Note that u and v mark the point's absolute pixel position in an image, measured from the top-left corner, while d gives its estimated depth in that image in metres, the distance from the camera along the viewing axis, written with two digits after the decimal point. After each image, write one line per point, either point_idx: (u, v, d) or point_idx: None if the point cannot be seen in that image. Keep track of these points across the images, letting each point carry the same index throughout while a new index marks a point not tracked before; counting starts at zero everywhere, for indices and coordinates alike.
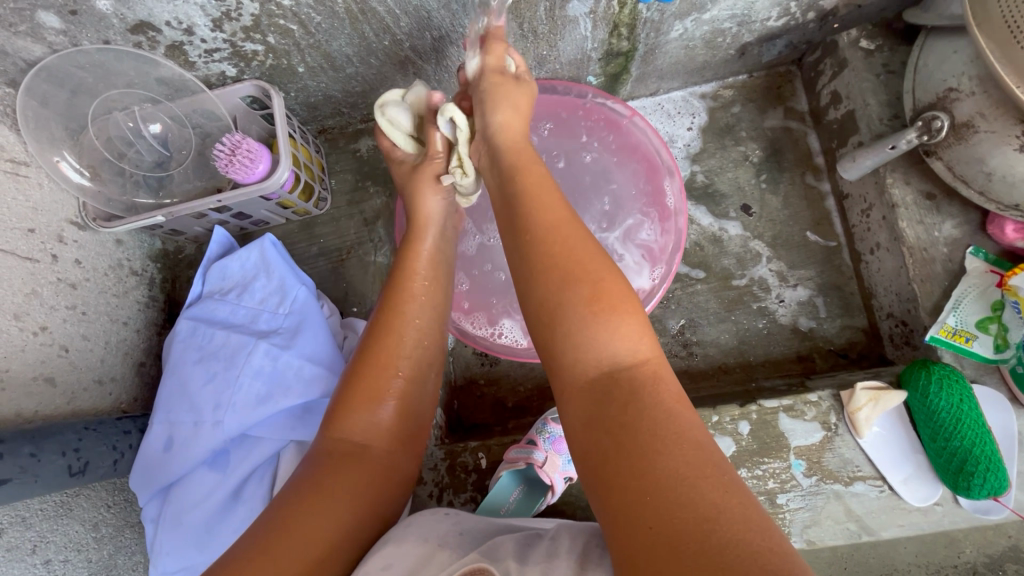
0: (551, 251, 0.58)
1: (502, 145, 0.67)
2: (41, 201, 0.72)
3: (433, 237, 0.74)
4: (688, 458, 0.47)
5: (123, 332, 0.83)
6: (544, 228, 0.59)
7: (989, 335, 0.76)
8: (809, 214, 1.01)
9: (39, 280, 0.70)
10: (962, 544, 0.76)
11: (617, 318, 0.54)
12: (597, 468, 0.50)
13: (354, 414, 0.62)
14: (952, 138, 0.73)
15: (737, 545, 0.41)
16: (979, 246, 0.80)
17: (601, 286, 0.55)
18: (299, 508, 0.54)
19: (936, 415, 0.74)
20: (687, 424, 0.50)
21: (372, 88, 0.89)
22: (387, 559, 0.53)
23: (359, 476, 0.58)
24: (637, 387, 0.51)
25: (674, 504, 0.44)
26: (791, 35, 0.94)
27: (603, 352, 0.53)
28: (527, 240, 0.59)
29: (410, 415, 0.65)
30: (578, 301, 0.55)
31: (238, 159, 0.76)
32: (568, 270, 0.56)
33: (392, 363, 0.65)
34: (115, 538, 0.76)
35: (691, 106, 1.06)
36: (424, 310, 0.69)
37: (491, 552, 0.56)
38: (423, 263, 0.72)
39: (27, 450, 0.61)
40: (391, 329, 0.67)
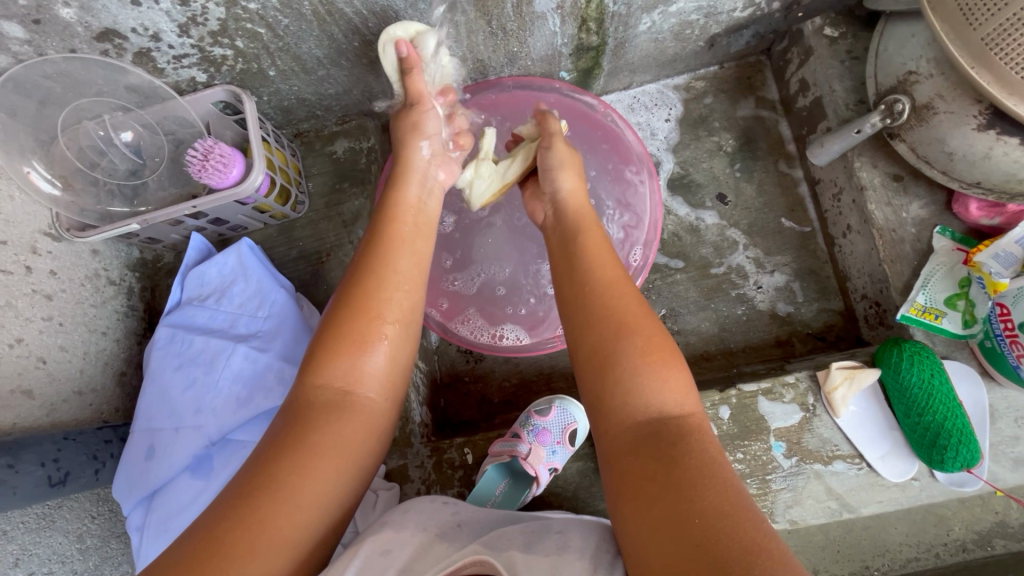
0: (605, 305, 0.62)
1: (567, 207, 0.74)
2: (13, 213, 0.72)
3: (414, 188, 0.75)
4: (728, 496, 0.49)
5: (102, 342, 0.83)
6: (600, 288, 0.63)
7: (957, 311, 0.78)
8: (783, 201, 1.02)
9: (13, 292, 0.70)
10: (951, 522, 0.76)
11: (666, 369, 0.58)
12: (637, 488, 0.52)
13: (336, 361, 0.60)
14: (914, 120, 0.75)
15: None
16: (946, 225, 0.82)
17: (653, 340, 0.59)
18: (291, 470, 0.53)
19: (909, 390, 0.75)
20: (726, 470, 0.52)
21: (345, 90, 0.90)
22: (386, 545, 0.56)
23: (342, 430, 0.57)
24: (684, 433, 0.54)
25: (717, 535, 0.45)
26: (757, 25, 0.96)
27: (653, 398, 0.56)
28: (582, 302, 0.63)
29: (397, 366, 0.64)
30: (632, 350, 0.58)
31: (211, 164, 0.76)
32: (622, 322, 0.60)
33: (376, 309, 0.63)
34: (100, 549, 0.76)
35: (667, 99, 1.07)
36: (408, 255, 0.68)
37: (493, 543, 0.57)
38: (404, 213, 0.72)
39: (5, 461, 0.61)
40: (378, 275, 0.65)
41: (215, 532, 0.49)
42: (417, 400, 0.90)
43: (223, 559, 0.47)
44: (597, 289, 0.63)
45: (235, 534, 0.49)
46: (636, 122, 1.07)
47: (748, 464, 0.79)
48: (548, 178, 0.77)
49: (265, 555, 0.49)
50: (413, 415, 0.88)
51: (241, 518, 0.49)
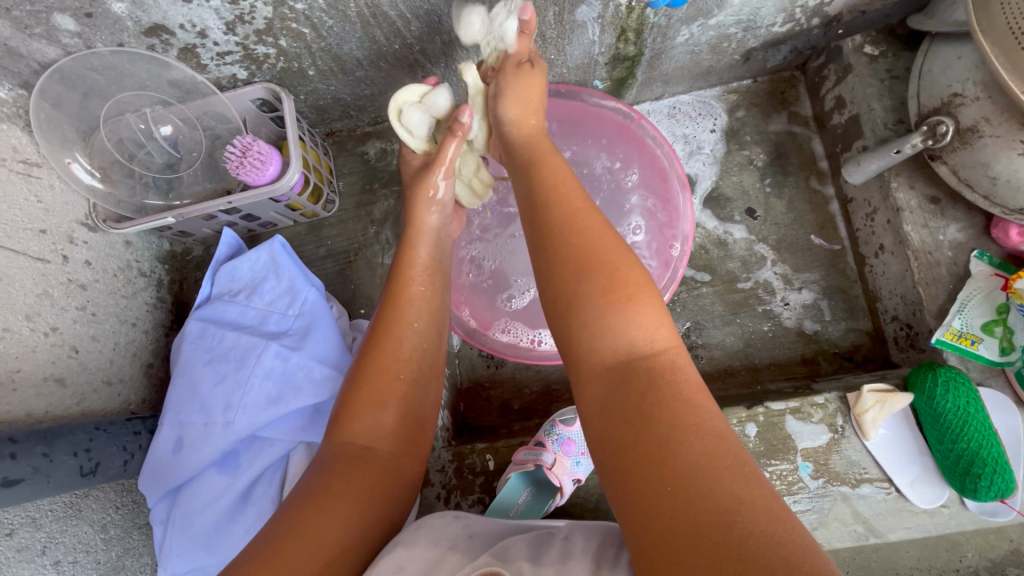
0: (568, 242, 0.59)
1: (512, 135, 0.72)
2: (53, 202, 0.72)
3: (427, 246, 0.75)
4: (702, 445, 0.47)
5: (132, 333, 0.83)
6: (561, 222, 0.61)
7: (994, 338, 0.77)
8: (813, 218, 1.01)
9: (49, 281, 0.71)
10: (964, 548, 0.77)
11: (633, 307, 0.55)
12: (615, 453, 0.51)
13: (357, 418, 0.62)
14: (957, 143, 0.74)
15: (759, 537, 0.41)
16: (983, 250, 0.81)
17: (617, 275, 0.57)
18: (313, 516, 0.53)
19: (943, 416, 0.74)
20: (705, 413, 0.50)
21: (381, 92, 0.90)
22: (399, 562, 0.53)
23: (365, 479, 0.58)
24: (656, 375, 0.52)
25: (696, 492, 0.44)
26: (794, 41, 0.95)
27: (621, 340, 0.54)
28: (545, 241, 0.61)
29: (414, 418, 0.65)
30: (594, 292, 0.56)
31: (249, 161, 0.76)
32: (586, 260, 0.58)
33: (392, 366, 0.65)
34: (123, 539, 0.76)
35: (712, 109, 1.07)
36: (423, 316, 0.70)
37: (502, 554, 0.56)
38: (421, 269, 0.73)
39: (40, 450, 0.61)
40: (392, 334, 0.67)
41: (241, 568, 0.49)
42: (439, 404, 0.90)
43: None
44: (558, 225, 0.61)
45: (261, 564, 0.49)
46: (682, 134, 1.06)
47: (774, 483, 0.78)
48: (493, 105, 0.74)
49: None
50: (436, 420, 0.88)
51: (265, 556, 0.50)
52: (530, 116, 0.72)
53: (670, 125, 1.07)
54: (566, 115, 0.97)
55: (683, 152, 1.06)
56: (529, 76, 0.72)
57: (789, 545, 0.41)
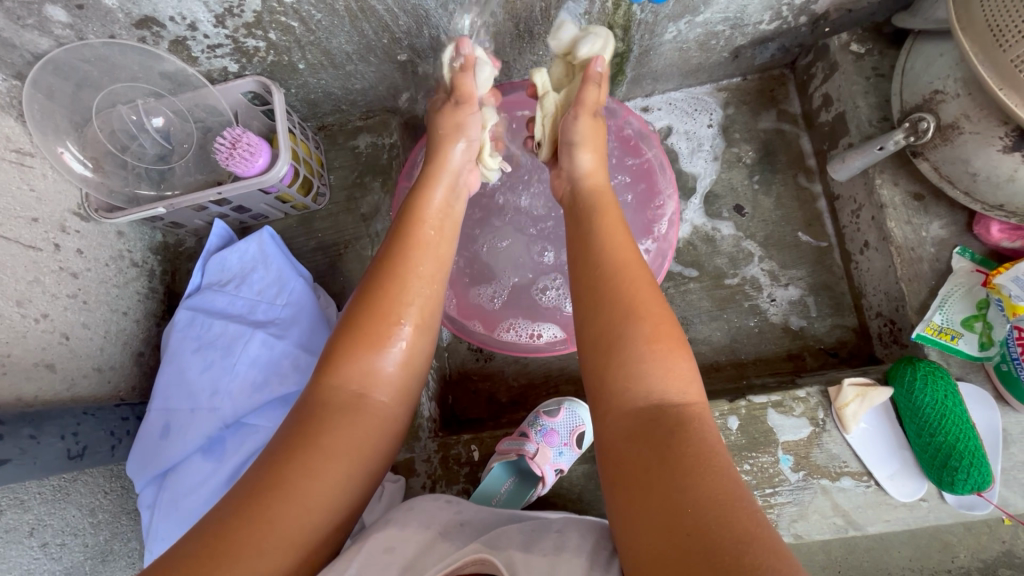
0: (613, 286, 0.61)
1: (582, 189, 0.73)
2: (45, 191, 0.74)
3: (439, 190, 0.73)
4: (721, 484, 0.48)
5: (123, 322, 0.84)
6: (612, 269, 0.62)
7: (974, 333, 0.77)
8: (801, 215, 1.02)
9: (41, 268, 0.72)
10: (956, 548, 0.78)
11: (673, 357, 0.57)
12: (634, 482, 0.51)
13: (352, 364, 0.61)
14: (938, 139, 0.75)
15: (765, 569, 0.42)
16: (965, 246, 0.81)
17: (662, 327, 0.59)
18: (299, 468, 0.53)
19: (921, 410, 0.74)
20: (728, 461, 0.51)
21: (371, 86, 0.91)
22: (389, 542, 0.56)
23: (355, 428, 0.58)
24: (684, 421, 0.53)
25: (708, 522, 0.45)
26: (782, 39, 0.96)
27: (654, 387, 0.56)
28: (591, 283, 0.63)
29: (410, 369, 0.64)
30: (638, 337, 0.58)
31: (238, 152, 0.77)
32: (632, 307, 0.59)
33: (394, 312, 0.64)
34: (112, 524, 0.77)
35: (707, 104, 1.07)
36: (429, 260, 0.69)
37: (493, 541, 0.57)
38: (434, 216, 0.71)
39: (28, 431, 0.62)
40: (400, 278, 0.66)
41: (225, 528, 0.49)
42: (426, 396, 0.91)
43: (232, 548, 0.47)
44: (606, 271, 0.63)
45: (243, 529, 0.49)
46: (684, 130, 1.07)
47: (754, 476, 0.78)
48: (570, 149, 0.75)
49: (272, 552, 0.49)
50: (422, 411, 0.88)
51: (248, 519, 0.49)
52: (599, 172, 0.74)
53: (670, 118, 1.08)
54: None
55: (685, 149, 1.06)
56: (596, 121, 0.75)
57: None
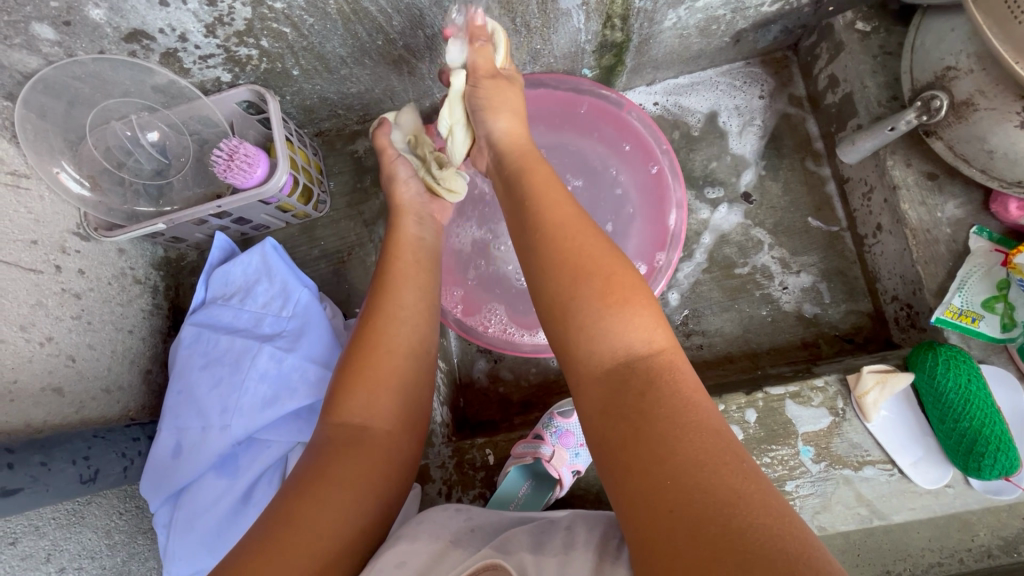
0: (561, 244, 0.59)
1: (506, 152, 0.69)
2: (42, 213, 0.73)
3: (405, 188, 0.79)
4: (704, 446, 0.47)
5: (129, 340, 0.84)
6: (555, 227, 0.60)
7: (996, 314, 0.75)
8: (810, 200, 1.00)
9: (43, 291, 0.71)
10: (976, 527, 0.75)
11: (629, 309, 0.55)
12: (614, 456, 0.49)
13: (351, 397, 0.63)
14: (952, 117, 0.73)
15: (760, 530, 0.41)
16: (983, 226, 0.79)
17: (613, 280, 0.57)
18: (308, 501, 0.55)
19: (944, 396, 0.72)
20: (705, 416, 0.49)
21: (368, 89, 0.89)
22: (401, 556, 0.54)
23: (362, 460, 0.59)
24: (653, 376, 0.52)
25: (695, 489, 0.44)
26: (785, 20, 0.93)
27: (619, 344, 0.54)
28: (539, 241, 0.60)
29: (411, 398, 0.66)
30: (591, 295, 0.56)
31: (236, 164, 0.76)
32: (579, 264, 0.58)
33: (385, 344, 0.66)
34: (128, 544, 0.77)
35: (757, 76, 1.04)
36: (413, 291, 0.71)
37: (504, 546, 0.56)
38: (410, 249, 0.75)
39: (38, 459, 0.60)
40: (387, 313, 0.68)
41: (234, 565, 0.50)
42: (439, 400, 0.90)
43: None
44: (557, 232, 0.60)
45: (254, 564, 0.50)
46: (734, 106, 1.04)
47: (775, 468, 0.77)
48: (478, 120, 0.71)
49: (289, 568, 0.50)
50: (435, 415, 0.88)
51: (257, 556, 0.50)
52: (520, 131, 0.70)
53: (716, 95, 1.04)
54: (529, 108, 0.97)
55: (736, 126, 1.04)
56: (498, 83, 0.70)
57: (790, 541, 0.40)
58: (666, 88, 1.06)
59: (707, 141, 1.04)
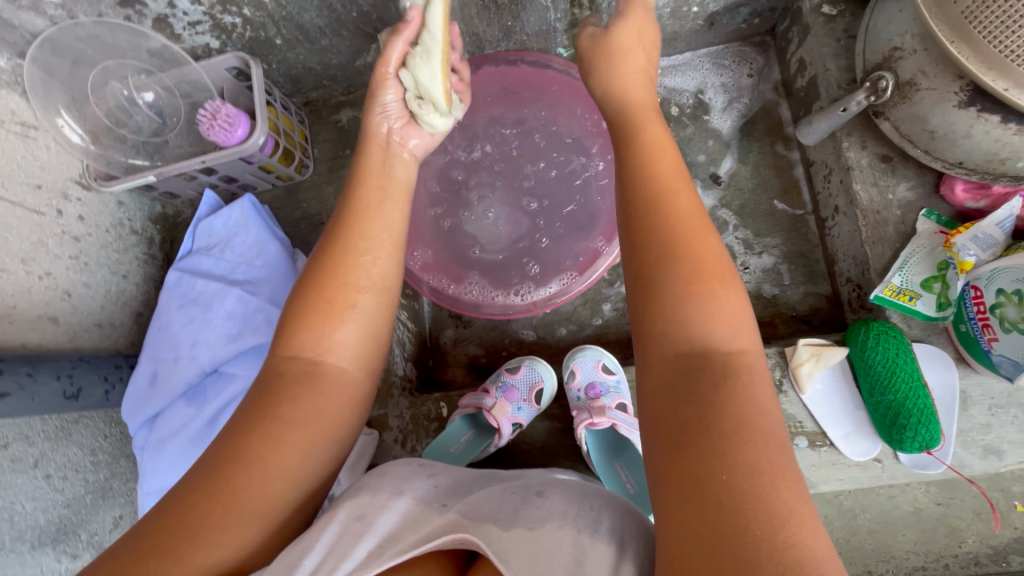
0: (666, 217, 0.53)
1: (627, 103, 0.64)
2: (47, 162, 0.80)
3: (404, 101, 0.68)
4: (765, 452, 0.40)
5: (123, 284, 0.92)
6: (661, 196, 0.54)
7: (932, 294, 0.77)
8: (777, 183, 1.02)
9: (45, 231, 0.79)
10: (956, 529, 0.77)
11: (718, 295, 0.49)
12: (666, 435, 0.44)
13: (307, 330, 0.57)
14: (898, 97, 0.74)
15: (803, 555, 0.36)
16: (932, 209, 0.80)
17: (706, 264, 0.50)
18: (259, 440, 0.50)
19: (873, 368, 0.74)
20: (772, 421, 0.43)
21: (349, 61, 0.95)
22: (362, 511, 0.49)
23: (315, 398, 0.54)
24: (730, 370, 0.45)
25: (745, 493, 0.38)
26: (755, 3, 0.95)
27: (701, 330, 0.47)
28: (643, 215, 0.54)
29: (369, 333, 0.60)
30: (682, 278, 0.49)
31: (218, 122, 0.83)
32: (674, 245, 0.51)
33: (344, 276, 0.60)
34: (111, 464, 0.85)
35: (748, 55, 1.04)
36: (375, 221, 0.64)
37: (472, 512, 0.49)
38: (375, 175, 0.67)
39: (25, 370, 0.68)
40: (347, 240, 0.62)
41: (178, 509, 0.45)
42: (401, 355, 0.95)
43: (188, 534, 0.44)
44: (654, 202, 0.54)
45: (195, 514, 0.45)
46: (720, 83, 1.05)
47: None
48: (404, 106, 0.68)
49: (239, 522, 0.46)
50: (396, 368, 0.93)
51: (208, 506, 0.45)
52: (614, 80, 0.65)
53: (703, 74, 1.06)
54: (502, 82, 0.97)
55: (720, 104, 1.05)
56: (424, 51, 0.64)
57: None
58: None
59: (681, 122, 1.06)
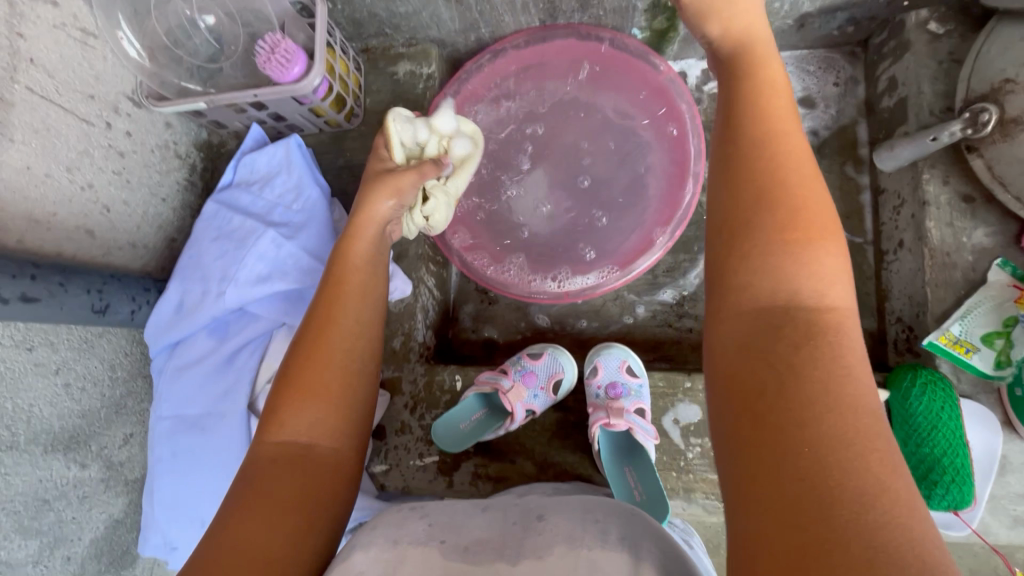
0: (763, 147, 0.47)
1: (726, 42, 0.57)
2: (104, 72, 0.80)
3: (392, 199, 0.67)
4: (850, 419, 0.36)
5: (161, 207, 0.92)
6: (761, 127, 0.49)
7: (992, 350, 0.72)
8: (840, 206, 0.96)
9: (92, 142, 0.79)
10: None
11: (813, 243, 0.43)
12: (739, 398, 0.40)
13: (288, 413, 0.54)
14: (998, 134, 0.68)
15: (899, 537, 0.31)
16: (1008, 260, 0.74)
17: (802, 207, 0.45)
18: (247, 529, 0.46)
19: (912, 418, 0.71)
20: (866, 391, 0.38)
21: (415, 11, 0.92)
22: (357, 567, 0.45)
23: (304, 476, 0.51)
24: (814, 328, 0.40)
25: (829, 462, 0.34)
26: (855, 9, 0.88)
27: (787, 279, 0.43)
28: (732, 149, 0.49)
29: (352, 404, 0.57)
30: (772, 223, 0.44)
31: (275, 58, 0.80)
32: (769, 184, 0.46)
33: (323, 355, 0.57)
34: (129, 382, 0.86)
35: (837, 62, 0.98)
36: (357, 304, 0.61)
37: (474, 556, 0.46)
38: (355, 262, 0.64)
39: (57, 279, 0.68)
40: (324, 322, 0.59)
41: None
42: (424, 322, 0.93)
43: None
44: (756, 134, 0.48)
45: None
46: (803, 90, 0.99)
47: None
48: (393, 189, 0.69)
49: None
50: (415, 333, 0.90)
51: None
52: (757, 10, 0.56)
53: (786, 77, 0.99)
54: (579, 58, 0.93)
55: (799, 113, 0.99)
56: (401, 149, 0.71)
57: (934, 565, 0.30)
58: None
59: None
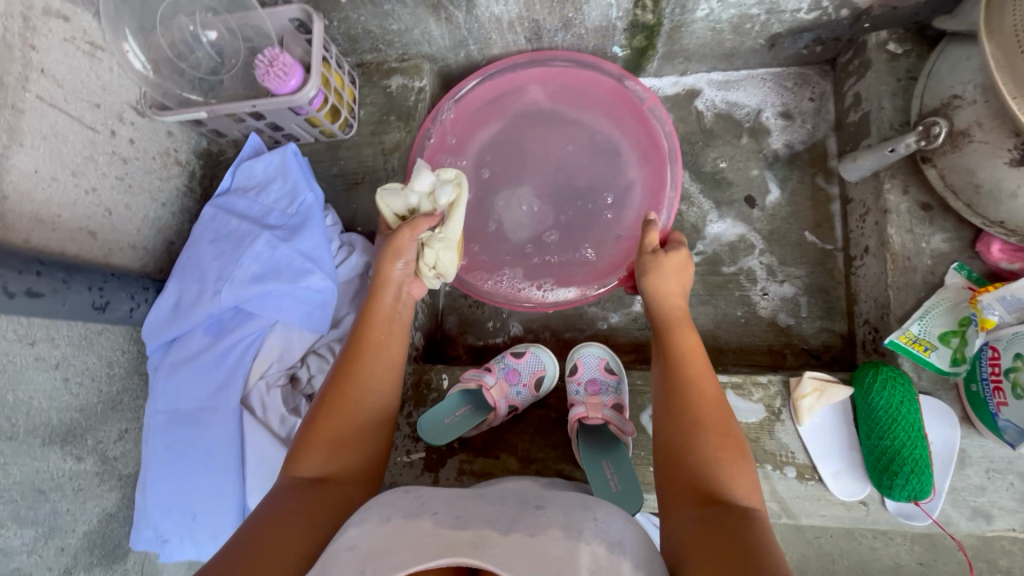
0: (666, 325, 0.71)
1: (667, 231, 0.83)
2: (110, 83, 0.84)
3: (398, 262, 0.73)
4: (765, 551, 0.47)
5: (160, 211, 0.95)
6: (665, 313, 0.73)
7: (948, 347, 0.76)
8: (811, 214, 1.01)
9: (97, 148, 0.83)
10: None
11: (719, 417, 0.60)
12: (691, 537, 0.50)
13: (312, 455, 0.59)
14: (948, 146, 0.73)
15: None
16: (964, 263, 0.79)
17: (701, 379, 0.64)
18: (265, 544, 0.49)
19: (874, 412, 0.74)
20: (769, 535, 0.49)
21: (408, 28, 0.97)
22: (353, 540, 0.47)
23: (322, 505, 0.55)
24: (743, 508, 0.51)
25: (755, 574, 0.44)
26: (821, 30, 0.93)
27: (708, 451, 0.57)
28: (655, 317, 0.73)
29: (367, 451, 0.63)
30: (696, 384, 0.63)
31: (274, 70, 0.84)
32: (686, 356, 0.67)
33: (348, 407, 0.64)
34: (124, 379, 0.89)
35: (809, 79, 1.04)
36: (383, 362, 0.69)
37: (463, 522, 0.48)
38: (381, 322, 0.72)
39: (61, 277, 0.72)
40: (351, 378, 0.66)
41: None
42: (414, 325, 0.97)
43: None
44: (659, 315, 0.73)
45: None
46: (779, 105, 1.04)
47: None
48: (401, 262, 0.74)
49: None
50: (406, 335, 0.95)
51: None
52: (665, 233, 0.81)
53: (763, 93, 1.05)
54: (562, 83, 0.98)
55: (776, 127, 1.04)
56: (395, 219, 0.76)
57: None
58: (713, 82, 1.07)
59: (725, 139, 1.06)
